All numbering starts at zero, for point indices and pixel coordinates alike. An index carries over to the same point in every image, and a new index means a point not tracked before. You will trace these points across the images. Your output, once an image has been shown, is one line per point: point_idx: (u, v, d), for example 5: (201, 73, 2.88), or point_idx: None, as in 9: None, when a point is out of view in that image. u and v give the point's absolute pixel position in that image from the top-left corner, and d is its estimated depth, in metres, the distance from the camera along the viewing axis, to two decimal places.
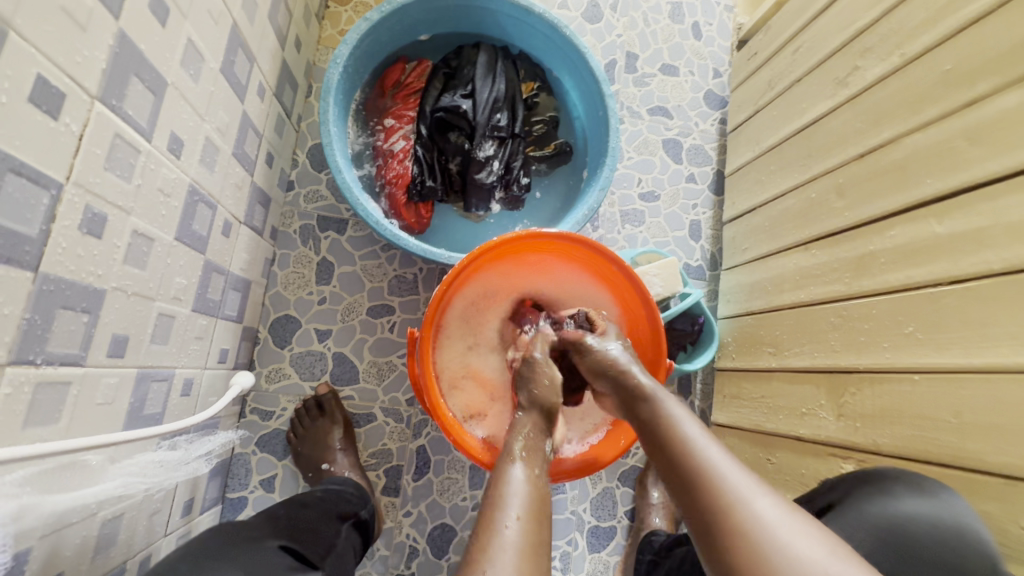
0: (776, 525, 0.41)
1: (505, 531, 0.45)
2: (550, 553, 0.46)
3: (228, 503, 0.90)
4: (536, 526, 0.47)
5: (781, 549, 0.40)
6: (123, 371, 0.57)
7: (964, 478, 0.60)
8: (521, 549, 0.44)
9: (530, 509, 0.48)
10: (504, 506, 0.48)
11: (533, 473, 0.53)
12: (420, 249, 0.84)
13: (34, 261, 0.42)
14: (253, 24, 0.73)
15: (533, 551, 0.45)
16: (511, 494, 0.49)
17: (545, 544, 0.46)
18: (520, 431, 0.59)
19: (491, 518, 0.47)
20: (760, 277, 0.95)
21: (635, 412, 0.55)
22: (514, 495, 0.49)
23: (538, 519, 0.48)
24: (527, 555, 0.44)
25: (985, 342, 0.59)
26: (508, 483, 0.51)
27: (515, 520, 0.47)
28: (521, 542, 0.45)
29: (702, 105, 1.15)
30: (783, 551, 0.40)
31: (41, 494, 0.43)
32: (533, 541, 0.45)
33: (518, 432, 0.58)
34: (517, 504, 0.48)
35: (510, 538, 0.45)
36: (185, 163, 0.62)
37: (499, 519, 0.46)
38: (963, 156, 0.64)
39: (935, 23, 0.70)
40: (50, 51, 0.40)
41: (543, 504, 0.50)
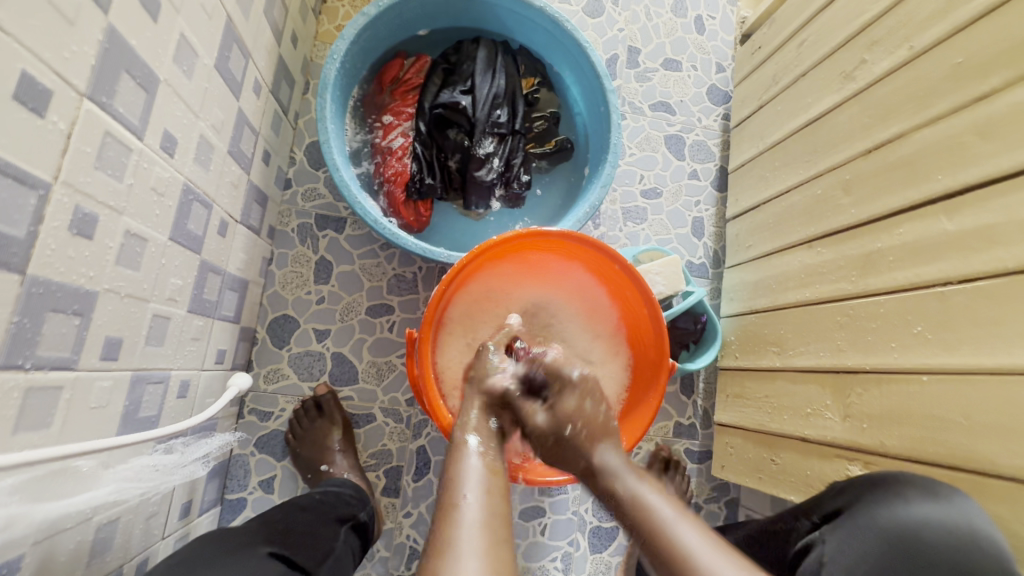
0: None
1: (460, 509, 0.47)
2: (508, 523, 0.48)
3: (227, 505, 0.89)
4: (490, 501, 0.49)
5: None
6: (117, 374, 0.56)
7: (975, 480, 0.59)
8: (478, 524, 0.46)
9: (484, 486, 0.51)
10: (460, 486, 0.50)
11: (484, 453, 0.56)
12: (419, 248, 0.82)
13: (23, 262, 0.41)
14: (248, 20, 0.72)
15: (491, 524, 0.47)
16: (466, 473, 0.52)
17: (501, 518, 0.48)
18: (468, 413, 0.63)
19: (449, 500, 0.49)
20: (764, 275, 0.93)
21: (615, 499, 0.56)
22: (469, 475, 0.52)
23: (493, 495, 0.50)
24: (483, 529, 0.46)
25: (996, 341, 0.58)
26: (461, 466, 0.53)
27: (471, 498, 0.49)
28: (479, 517, 0.47)
29: (705, 100, 1.13)
30: None
31: (32, 501, 0.42)
32: (490, 516, 0.47)
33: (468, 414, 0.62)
34: (471, 482, 0.51)
35: (468, 516, 0.47)
36: (179, 161, 0.60)
37: (458, 497, 0.49)
38: (974, 151, 0.63)
39: (945, 15, 0.68)
40: (36, 47, 0.39)
41: (497, 480, 0.52)
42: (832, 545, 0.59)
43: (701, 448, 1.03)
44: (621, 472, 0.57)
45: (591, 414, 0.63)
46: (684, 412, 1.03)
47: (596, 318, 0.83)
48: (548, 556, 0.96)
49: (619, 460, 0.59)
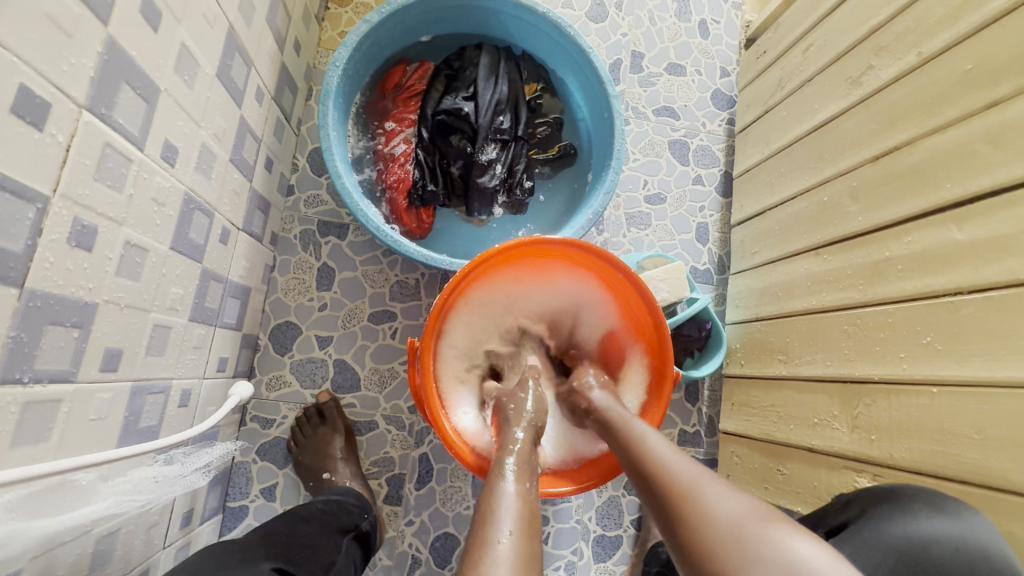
0: (711, 501, 0.47)
1: (498, 545, 0.46)
2: (545, 566, 0.46)
3: (229, 512, 0.89)
4: (527, 537, 0.47)
5: (712, 519, 0.45)
6: (117, 385, 0.55)
7: (987, 497, 0.57)
8: (515, 564, 0.44)
9: (520, 521, 0.49)
10: (497, 520, 0.49)
11: (525, 488, 0.55)
12: (421, 255, 0.82)
13: (21, 277, 0.41)
14: (251, 28, 0.72)
15: (527, 563, 0.45)
16: (503, 507, 0.51)
17: (537, 556, 0.46)
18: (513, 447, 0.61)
19: (484, 532, 0.47)
20: (770, 282, 0.92)
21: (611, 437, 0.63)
22: (504, 509, 0.50)
23: (530, 532, 0.48)
24: (520, 569, 0.44)
25: (1008, 353, 0.57)
26: (499, 497, 0.52)
27: (509, 534, 0.47)
28: (516, 555, 0.45)
29: (709, 105, 1.12)
30: (715, 521, 0.45)
31: (30, 517, 0.42)
32: (526, 553, 0.46)
33: (511, 448, 0.61)
34: (507, 516, 0.49)
35: (503, 552, 0.45)
36: (180, 171, 0.60)
37: (492, 534, 0.47)
38: (985, 159, 0.62)
39: (955, 20, 0.67)
40: (34, 60, 0.39)
41: (533, 516, 0.51)
42: None
43: (705, 456, 1.01)
44: (613, 408, 0.66)
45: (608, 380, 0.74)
46: (689, 420, 1.02)
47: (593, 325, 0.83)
48: (551, 564, 0.96)
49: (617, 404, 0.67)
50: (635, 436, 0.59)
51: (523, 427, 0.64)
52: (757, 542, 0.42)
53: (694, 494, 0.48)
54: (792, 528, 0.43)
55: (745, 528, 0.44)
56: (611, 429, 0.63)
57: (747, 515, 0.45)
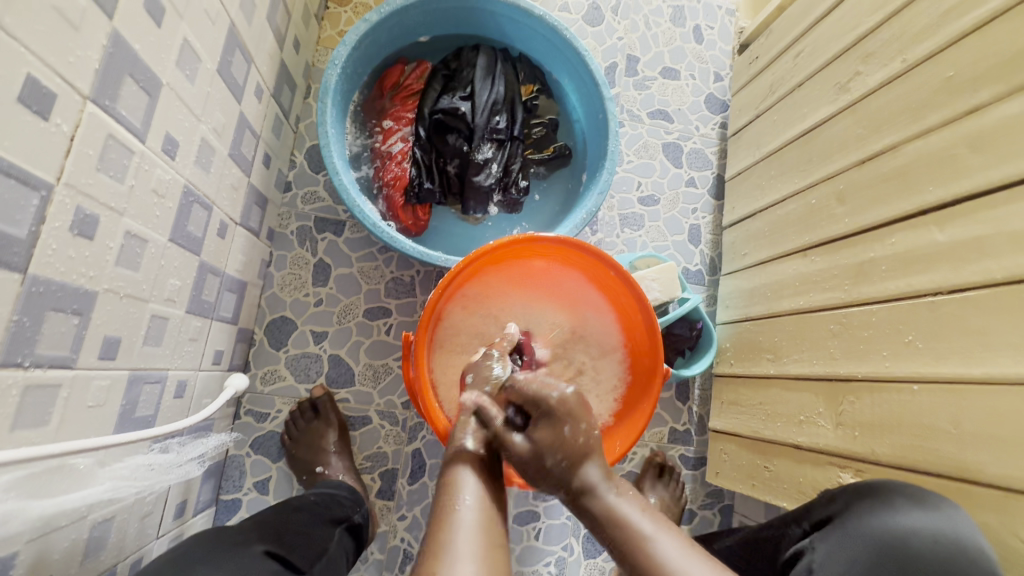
0: None
1: (458, 512, 0.49)
2: (501, 524, 0.50)
3: (222, 505, 0.89)
4: (487, 503, 0.51)
5: None
6: (115, 373, 0.56)
7: (965, 490, 0.59)
8: (473, 527, 0.48)
9: (480, 486, 0.52)
10: (458, 487, 0.52)
11: (485, 449, 0.56)
12: (417, 252, 0.83)
13: (23, 262, 0.42)
14: (251, 25, 0.73)
15: (486, 526, 0.49)
16: (463, 472, 0.53)
17: (497, 519, 0.50)
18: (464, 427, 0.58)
19: (446, 501, 0.50)
20: (759, 283, 0.94)
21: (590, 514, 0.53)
22: (467, 476, 0.53)
23: (489, 496, 0.52)
24: (479, 530, 0.48)
25: (984, 350, 0.59)
26: (462, 461, 0.54)
27: (468, 500, 0.50)
28: (476, 519, 0.49)
29: (702, 109, 1.14)
30: None
31: (28, 497, 0.43)
32: (485, 518, 0.49)
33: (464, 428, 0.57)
34: (469, 481, 0.52)
35: (465, 518, 0.48)
36: (179, 163, 0.61)
37: (454, 500, 0.50)
38: (966, 163, 0.63)
39: (938, 29, 0.69)
40: (41, 51, 0.40)
41: (494, 478, 0.54)
42: (821, 552, 0.60)
43: (695, 454, 1.03)
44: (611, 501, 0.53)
45: (569, 441, 0.54)
46: (679, 418, 1.04)
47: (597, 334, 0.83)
48: (541, 560, 0.97)
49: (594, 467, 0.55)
50: (653, 549, 0.50)
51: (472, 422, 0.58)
52: None
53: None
54: None
55: None
56: (598, 513, 0.53)
57: None
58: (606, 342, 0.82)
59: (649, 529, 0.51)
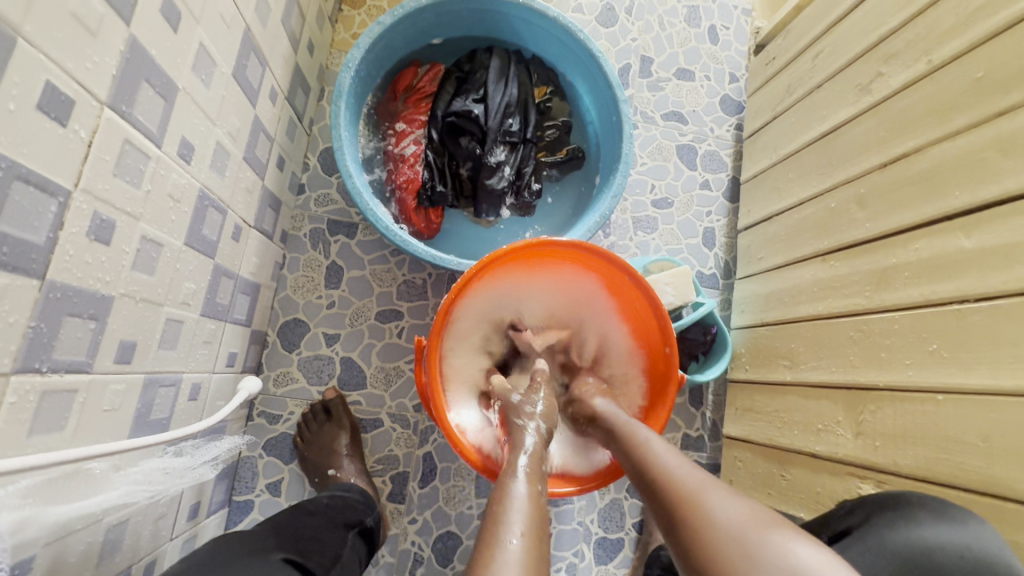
0: (707, 496, 0.49)
1: (507, 547, 0.46)
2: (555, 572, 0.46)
3: (234, 506, 0.90)
4: (537, 541, 0.47)
5: (708, 513, 0.47)
6: (130, 377, 0.56)
7: (990, 504, 0.57)
8: (525, 566, 0.45)
9: (530, 523, 0.49)
10: (508, 522, 0.49)
11: (536, 491, 0.55)
12: (429, 255, 0.83)
13: (41, 269, 0.42)
14: (266, 29, 0.74)
15: (536, 568, 0.45)
16: (513, 509, 0.51)
17: (547, 562, 0.46)
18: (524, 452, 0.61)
19: (495, 535, 0.47)
20: (776, 288, 0.93)
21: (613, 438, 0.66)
22: (516, 511, 0.50)
23: (538, 536, 0.48)
24: (531, 572, 0.44)
25: (1014, 360, 0.57)
26: (511, 499, 0.52)
27: (518, 539, 0.47)
28: (526, 559, 0.45)
29: (718, 110, 1.13)
30: (710, 515, 0.47)
31: (44, 504, 0.43)
32: (535, 557, 0.46)
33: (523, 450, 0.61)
34: (517, 518, 0.49)
35: (513, 554, 0.45)
36: (195, 168, 0.61)
37: (503, 536, 0.47)
38: (994, 168, 0.61)
39: (965, 29, 0.68)
40: (60, 58, 0.40)
41: (543, 518, 0.51)
42: None
43: (709, 461, 1.02)
44: (621, 420, 0.67)
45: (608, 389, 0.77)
46: (692, 424, 1.02)
47: (620, 345, 0.82)
48: (552, 566, 0.96)
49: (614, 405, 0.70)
50: (652, 455, 0.57)
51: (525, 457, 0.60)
52: (755, 541, 0.43)
53: (722, 519, 0.46)
54: (790, 529, 0.44)
55: (737, 526, 0.45)
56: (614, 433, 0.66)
57: (736, 511, 0.46)
58: (621, 355, 0.82)
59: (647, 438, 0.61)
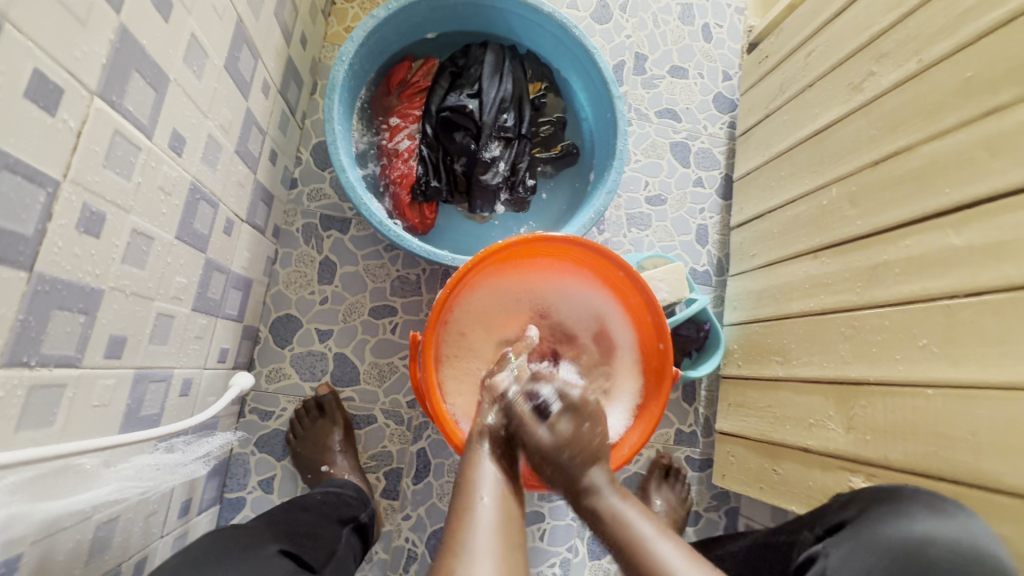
0: None
1: (475, 510, 0.50)
2: (519, 523, 0.51)
3: (226, 504, 0.89)
4: (503, 502, 0.52)
5: None
6: (120, 372, 0.56)
7: (978, 496, 0.59)
8: (492, 525, 0.49)
9: (497, 488, 0.53)
10: (476, 488, 0.53)
11: (498, 453, 0.58)
12: (423, 250, 0.82)
13: (29, 261, 0.41)
14: (258, 20, 0.73)
15: (502, 524, 0.50)
16: (482, 475, 0.54)
17: (512, 518, 0.51)
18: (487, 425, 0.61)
19: (464, 499, 0.52)
20: (768, 284, 0.93)
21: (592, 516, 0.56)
22: (482, 477, 0.54)
23: (506, 498, 0.53)
24: (497, 529, 0.49)
25: (1002, 355, 0.58)
26: (479, 466, 0.56)
27: (486, 501, 0.52)
28: (495, 519, 0.50)
29: (711, 108, 1.13)
30: None
31: (34, 500, 0.42)
32: (503, 516, 0.51)
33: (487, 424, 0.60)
34: (485, 483, 0.54)
35: (482, 515, 0.50)
36: (186, 161, 0.60)
37: (473, 499, 0.52)
38: (983, 166, 0.62)
39: (956, 28, 0.68)
40: (48, 46, 0.39)
41: (512, 482, 0.56)
42: (835, 558, 0.58)
43: (701, 456, 1.02)
44: (612, 501, 0.56)
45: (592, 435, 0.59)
46: (685, 420, 1.03)
47: (620, 342, 0.82)
48: (546, 561, 0.96)
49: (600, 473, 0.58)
50: (667, 565, 0.50)
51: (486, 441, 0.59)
52: None
53: None
54: None
55: None
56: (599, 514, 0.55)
57: None
58: (620, 350, 0.82)
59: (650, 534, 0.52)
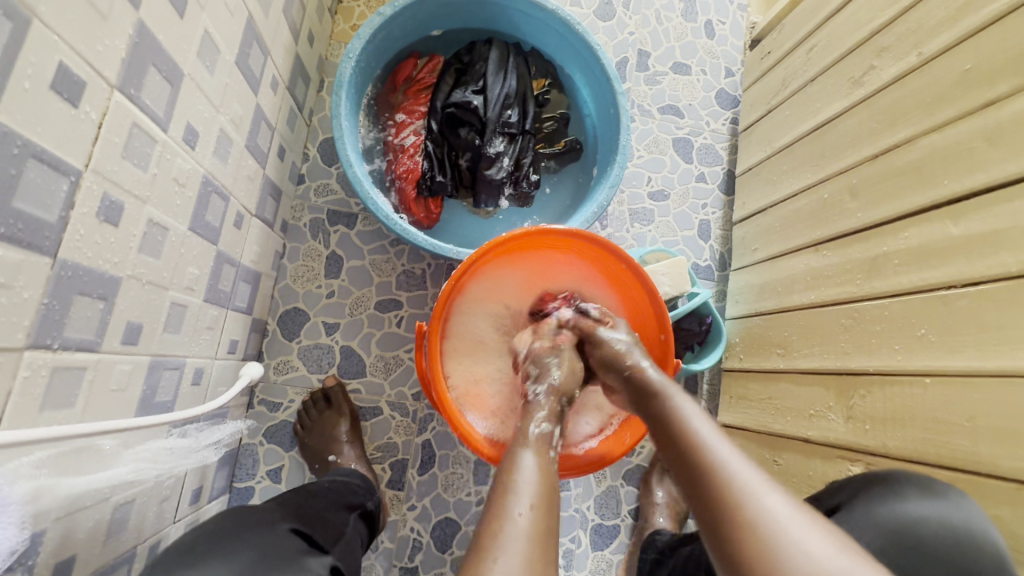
0: (779, 516, 0.44)
1: (514, 518, 0.48)
2: (558, 539, 0.48)
3: (235, 493, 0.90)
4: (542, 513, 0.49)
5: (779, 537, 0.42)
6: (137, 358, 0.57)
7: (976, 482, 0.60)
8: (530, 537, 0.47)
9: (536, 497, 0.50)
10: (515, 496, 0.50)
11: (543, 458, 0.56)
12: (429, 244, 0.84)
13: (54, 247, 0.43)
14: (268, 17, 0.74)
15: (540, 537, 0.47)
16: (519, 480, 0.52)
17: (552, 531, 0.48)
18: (533, 427, 0.60)
19: (501, 505, 0.49)
20: (769, 278, 0.94)
21: (646, 406, 0.59)
22: (523, 483, 0.52)
23: (544, 509, 0.50)
24: (536, 542, 0.46)
25: (1001, 343, 0.58)
26: (519, 470, 0.53)
27: (524, 509, 0.49)
28: (531, 536, 0.47)
29: (713, 104, 1.14)
30: (783, 541, 0.42)
31: (59, 476, 0.44)
32: (541, 531, 0.48)
33: (533, 422, 0.61)
34: (524, 491, 0.51)
35: (522, 525, 0.47)
36: (199, 154, 0.62)
37: (510, 507, 0.49)
38: (981, 158, 0.63)
39: (956, 22, 0.69)
40: (73, 40, 0.41)
41: (550, 492, 0.52)
42: None
43: None
44: (660, 392, 0.59)
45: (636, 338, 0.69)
46: None
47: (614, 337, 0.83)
48: None
49: (653, 369, 0.62)
50: (703, 441, 0.51)
51: (528, 452, 0.56)
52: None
53: (801, 549, 0.42)
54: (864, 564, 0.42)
55: (815, 560, 0.41)
56: (653, 405, 0.58)
57: (816, 543, 0.42)
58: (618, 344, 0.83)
59: (694, 418, 0.54)
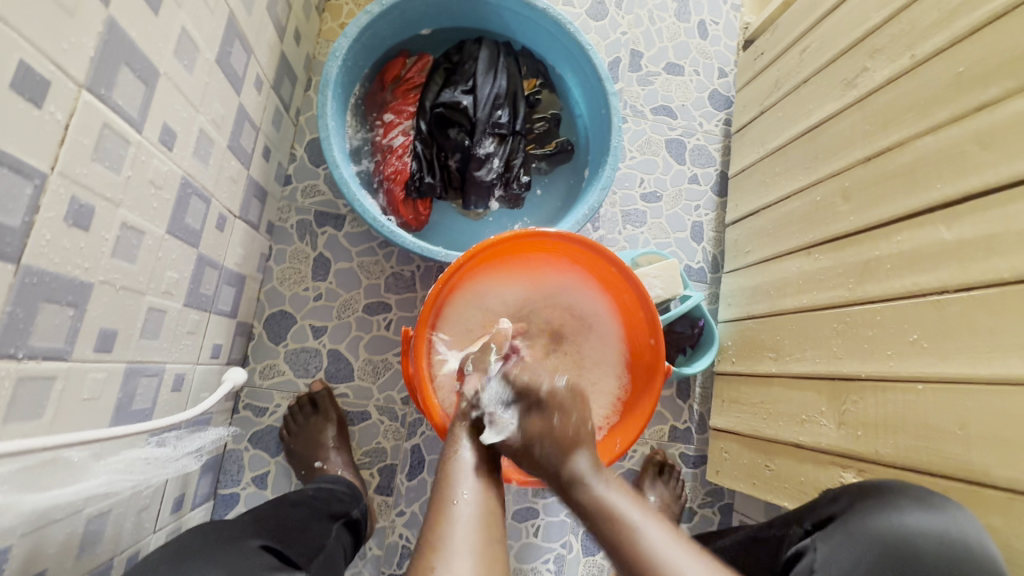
0: None
1: (455, 506, 0.53)
2: (498, 520, 0.54)
3: (220, 500, 0.89)
4: (481, 500, 0.55)
5: None
6: (111, 365, 0.56)
7: (969, 490, 0.59)
8: (471, 524, 0.52)
9: (476, 482, 0.57)
10: (456, 483, 0.56)
11: (479, 451, 0.61)
12: (417, 246, 0.82)
13: (17, 252, 0.41)
14: (251, 15, 0.72)
15: (480, 521, 0.53)
16: (461, 472, 0.58)
17: (491, 515, 0.54)
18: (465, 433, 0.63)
19: (444, 497, 0.55)
20: (762, 281, 0.93)
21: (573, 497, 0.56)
22: (462, 475, 0.57)
23: (483, 491, 0.56)
24: (476, 525, 0.52)
25: (994, 350, 0.58)
26: (456, 466, 0.58)
27: (466, 496, 0.55)
28: (473, 513, 0.53)
29: (706, 105, 1.13)
30: None
31: (21, 491, 0.42)
32: (480, 514, 0.53)
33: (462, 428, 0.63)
34: (467, 482, 0.56)
35: (461, 512, 0.53)
36: (178, 155, 0.60)
37: (452, 495, 0.55)
38: (974, 161, 0.63)
39: (948, 24, 0.68)
40: (34, 37, 0.39)
41: (489, 479, 0.59)
42: (823, 552, 0.59)
43: (696, 452, 1.03)
44: (594, 487, 0.56)
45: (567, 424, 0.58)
46: (680, 416, 1.03)
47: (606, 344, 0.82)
48: (540, 557, 0.96)
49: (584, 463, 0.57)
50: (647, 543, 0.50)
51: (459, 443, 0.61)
52: None
53: None
54: None
55: None
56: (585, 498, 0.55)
57: None
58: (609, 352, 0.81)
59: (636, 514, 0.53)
